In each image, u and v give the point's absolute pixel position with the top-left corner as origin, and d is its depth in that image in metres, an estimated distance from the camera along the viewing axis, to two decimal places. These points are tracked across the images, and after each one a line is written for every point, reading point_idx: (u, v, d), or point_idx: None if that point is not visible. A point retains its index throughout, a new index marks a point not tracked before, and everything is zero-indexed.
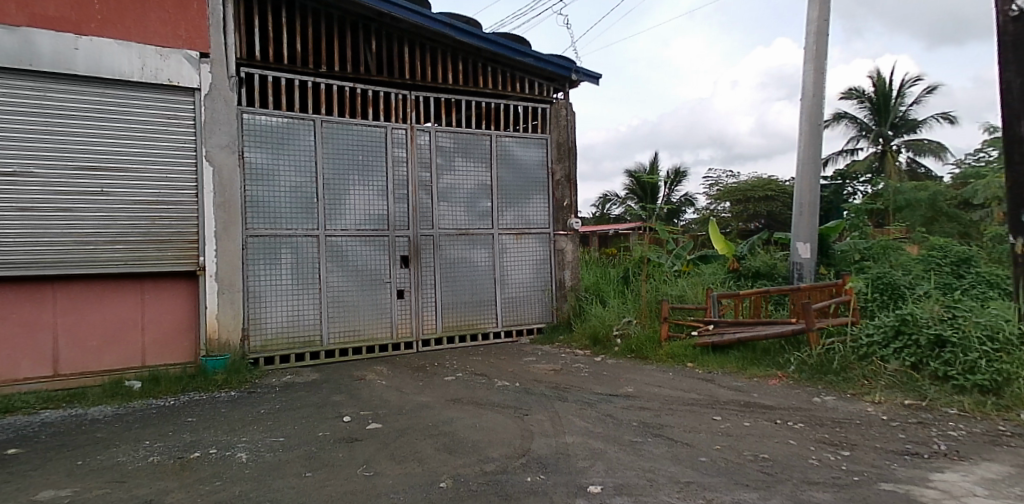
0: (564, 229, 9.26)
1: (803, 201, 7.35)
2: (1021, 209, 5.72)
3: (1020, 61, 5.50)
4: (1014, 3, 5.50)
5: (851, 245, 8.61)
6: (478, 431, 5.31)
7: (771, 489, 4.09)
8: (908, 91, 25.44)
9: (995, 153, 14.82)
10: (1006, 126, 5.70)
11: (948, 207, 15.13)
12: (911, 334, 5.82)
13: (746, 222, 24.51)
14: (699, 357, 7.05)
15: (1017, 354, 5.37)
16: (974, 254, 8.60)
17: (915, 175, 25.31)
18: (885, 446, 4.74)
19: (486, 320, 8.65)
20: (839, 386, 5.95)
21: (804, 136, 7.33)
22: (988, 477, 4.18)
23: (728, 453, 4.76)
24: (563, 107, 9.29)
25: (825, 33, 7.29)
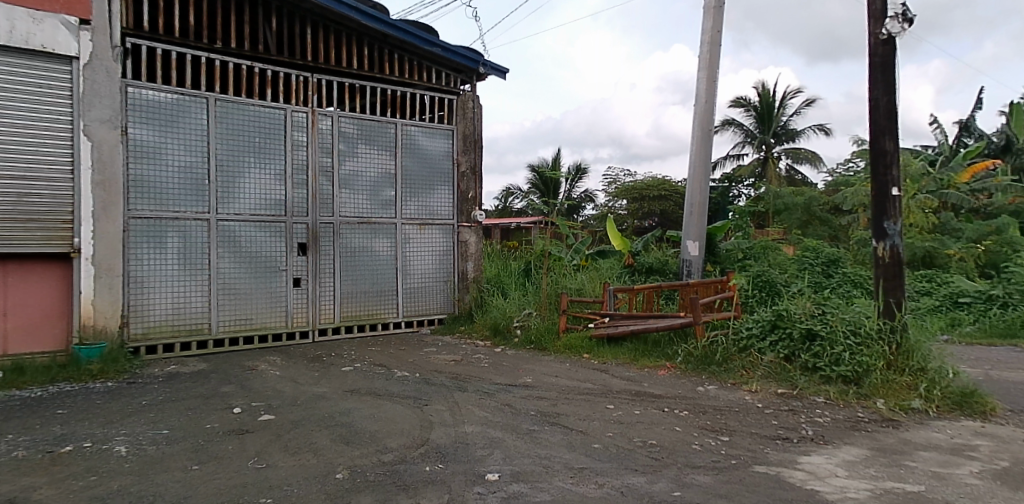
0: (467, 221, 9.26)
1: (693, 202, 7.75)
2: (883, 217, 6.07)
3: (887, 81, 5.94)
4: (884, 27, 5.92)
5: (734, 244, 9.05)
6: (377, 421, 5.25)
7: (658, 473, 4.34)
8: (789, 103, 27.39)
9: (861, 164, 16.27)
10: (870, 140, 6.08)
11: (821, 211, 16.24)
12: (786, 328, 6.30)
13: (641, 220, 25.56)
14: (595, 349, 7.29)
15: (876, 348, 5.83)
16: (841, 256, 9.44)
17: (792, 182, 27.38)
18: (760, 432, 5.15)
19: (386, 310, 8.52)
20: (721, 376, 6.38)
21: (696, 140, 7.75)
22: (847, 460, 4.64)
23: (620, 440, 5.00)
24: (469, 99, 9.28)
25: (718, 44, 7.72)
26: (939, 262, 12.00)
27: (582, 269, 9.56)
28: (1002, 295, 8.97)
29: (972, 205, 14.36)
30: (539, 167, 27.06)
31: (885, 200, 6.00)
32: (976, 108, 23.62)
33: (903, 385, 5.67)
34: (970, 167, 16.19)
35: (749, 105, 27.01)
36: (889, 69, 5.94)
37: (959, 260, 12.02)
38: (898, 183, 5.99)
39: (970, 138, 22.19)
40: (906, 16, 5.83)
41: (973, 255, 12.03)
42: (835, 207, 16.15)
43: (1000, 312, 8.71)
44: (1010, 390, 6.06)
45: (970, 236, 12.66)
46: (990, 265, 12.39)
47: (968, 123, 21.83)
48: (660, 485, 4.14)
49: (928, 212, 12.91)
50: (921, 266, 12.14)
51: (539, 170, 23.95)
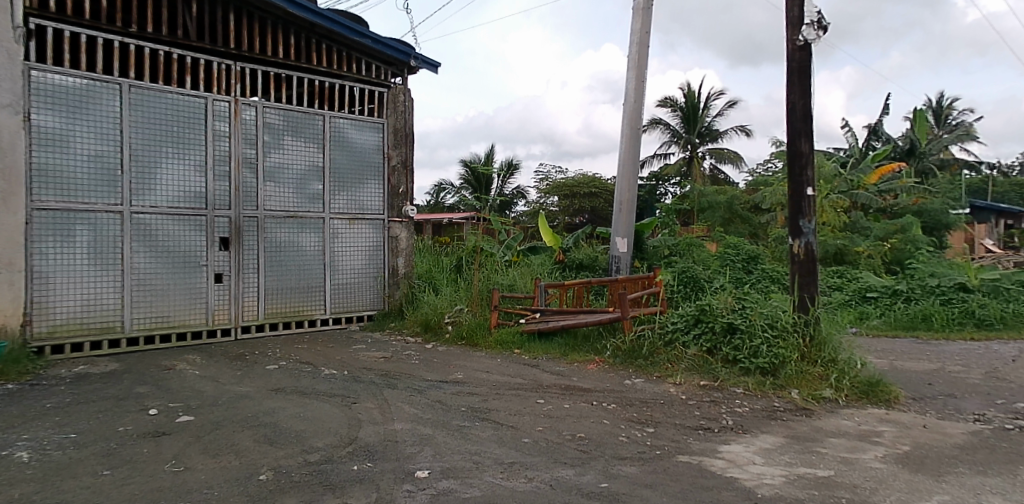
0: (399, 216, 9.10)
1: (622, 199, 7.91)
2: (799, 215, 6.37)
3: (803, 85, 6.23)
4: (801, 34, 6.21)
5: (661, 241, 9.30)
6: (303, 421, 5.12)
7: (586, 466, 4.43)
8: (712, 105, 28.39)
9: (779, 164, 17.05)
10: (787, 141, 6.35)
11: (742, 210, 16.84)
12: (709, 322, 6.52)
13: (573, 216, 25.87)
14: (526, 345, 7.34)
15: (791, 340, 6.14)
16: (760, 252, 9.86)
17: (716, 181, 28.41)
18: (684, 423, 5.36)
19: (314, 307, 8.30)
20: (647, 369, 6.56)
21: (626, 138, 7.90)
22: (763, 448, 4.89)
23: (549, 434, 5.07)
24: (400, 92, 9.12)
25: (646, 45, 7.91)
26: (849, 258, 12.74)
27: (514, 265, 9.59)
28: (905, 291, 9.53)
29: (880, 205, 15.29)
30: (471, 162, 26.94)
31: (801, 199, 6.30)
32: (884, 113, 25.22)
33: (815, 376, 5.99)
34: (877, 169, 17.26)
35: (677, 104, 27.79)
36: (806, 73, 6.24)
37: (867, 257, 12.83)
38: (813, 183, 6.29)
39: (878, 142, 23.70)
40: (821, 23, 6.16)
41: (880, 253, 12.88)
42: (755, 205, 16.84)
43: (904, 305, 9.26)
44: (910, 379, 6.52)
45: (878, 234, 13.46)
46: (896, 262, 13.22)
47: (876, 127, 23.24)
48: (588, 477, 4.23)
49: (840, 212, 13.67)
50: (833, 262, 12.84)
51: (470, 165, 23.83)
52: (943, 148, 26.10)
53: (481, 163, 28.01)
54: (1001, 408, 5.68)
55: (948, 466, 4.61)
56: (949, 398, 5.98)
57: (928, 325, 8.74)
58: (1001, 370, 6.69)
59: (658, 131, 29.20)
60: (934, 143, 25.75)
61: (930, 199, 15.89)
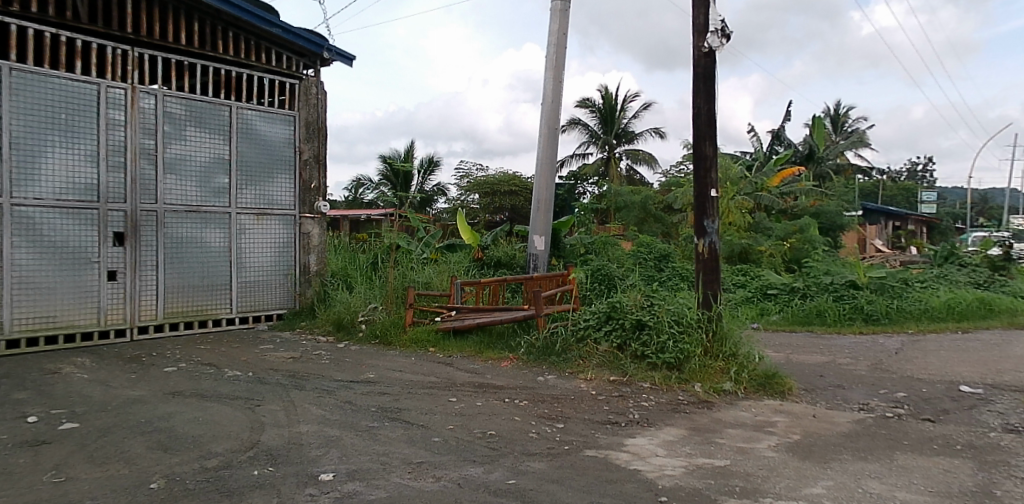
0: (310, 211, 8.88)
1: (539, 198, 7.97)
2: (704, 216, 6.59)
3: (708, 91, 6.45)
4: (706, 41, 6.42)
5: (577, 239, 9.43)
6: (201, 425, 4.91)
7: (495, 463, 4.44)
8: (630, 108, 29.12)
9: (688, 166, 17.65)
10: (693, 144, 6.57)
11: (655, 210, 17.28)
12: (619, 319, 6.67)
13: (492, 214, 25.62)
14: (441, 343, 7.30)
15: (695, 336, 6.36)
16: (671, 251, 10.19)
17: (632, 181, 29.13)
18: (593, 418, 5.46)
19: (219, 306, 7.97)
20: (559, 365, 6.65)
21: (543, 137, 7.98)
22: (667, 440, 5.04)
23: (459, 432, 5.05)
24: (313, 85, 8.90)
25: (563, 45, 8.00)
26: (753, 257, 13.35)
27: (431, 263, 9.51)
28: (801, 287, 10.00)
29: (781, 206, 16.09)
30: (390, 158, 26.43)
31: (705, 200, 6.52)
32: (786, 120, 26.55)
33: (717, 369, 6.23)
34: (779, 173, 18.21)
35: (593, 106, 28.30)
36: (710, 80, 6.47)
37: (768, 256, 13.49)
38: (716, 185, 6.53)
39: (781, 146, 24.92)
40: (724, 32, 6.40)
41: (780, 252, 13.66)
42: (668, 206, 17.35)
43: (800, 301, 9.75)
44: (804, 371, 6.88)
45: (778, 234, 14.13)
46: (793, 260, 13.97)
47: (779, 133, 24.51)
48: (496, 474, 4.24)
49: (744, 212, 14.27)
50: (738, 261, 13.42)
51: (386, 160, 23.31)
52: (839, 154, 27.83)
53: (401, 159, 27.52)
54: (883, 397, 6.09)
55: (833, 453, 4.89)
56: (837, 388, 6.36)
57: (821, 321, 9.25)
58: (885, 362, 7.18)
59: (576, 132, 29.62)
60: (830, 149, 27.41)
61: (826, 203, 16.95)
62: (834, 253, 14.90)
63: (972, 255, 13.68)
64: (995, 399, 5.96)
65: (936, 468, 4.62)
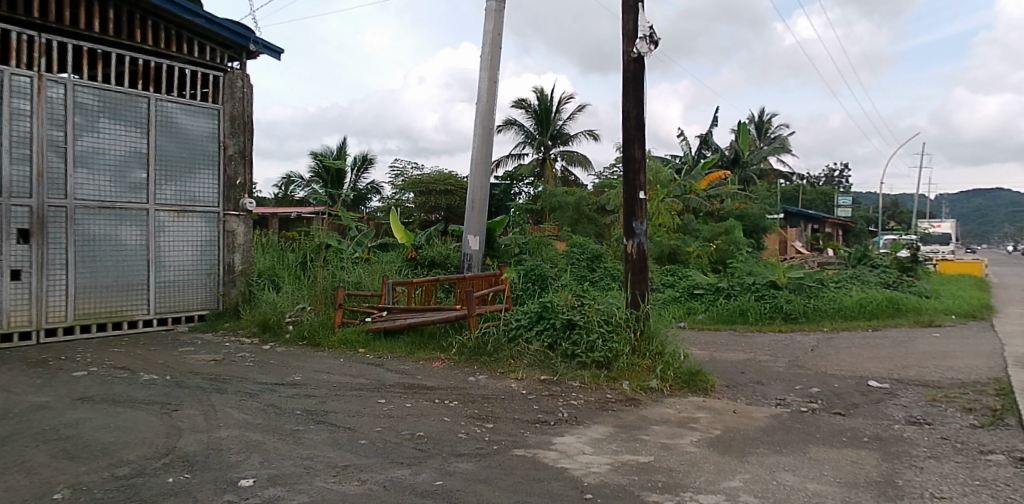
0: (235, 209, 8.60)
1: (474, 198, 7.97)
2: (633, 218, 6.72)
3: (637, 95, 6.59)
4: (635, 47, 6.55)
5: (512, 240, 9.46)
6: (112, 432, 4.67)
7: (422, 464, 4.41)
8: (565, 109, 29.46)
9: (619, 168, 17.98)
10: (623, 147, 6.69)
11: (589, 211, 17.52)
12: (550, 318, 6.74)
13: (428, 213, 25.29)
14: (371, 344, 7.21)
15: (623, 334, 6.49)
16: (603, 252, 10.39)
17: (567, 182, 29.46)
18: (522, 417, 5.49)
19: (135, 307, 7.62)
20: (491, 365, 6.67)
21: (478, 137, 7.97)
22: (594, 437, 5.12)
23: (387, 434, 4.99)
24: (238, 77, 8.65)
25: (498, 46, 8.02)
26: (681, 258, 13.75)
27: (363, 262, 9.38)
28: (725, 287, 10.34)
29: (708, 209, 16.62)
30: (323, 154, 25.76)
31: (634, 202, 6.66)
32: (713, 125, 27.43)
33: (643, 367, 6.37)
34: (707, 176, 18.83)
35: (528, 106, 28.49)
36: (639, 85, 6.61)
37: (696, 256, 13.96)
38: (645, 187, 6.67)
39: (708, 150, 25.76)
40: (653, 38, 6.56)
41: (706, 253, 14.12)
42: (600, 207, 17.62)
43: (725, 301, 10.09)
44: (726, 368, 7.13)
45: (705, 235, 14.57)
46: (718, 261, 14.47)
47: (706, 138, 25.33)
48: (423, 476, 4.21)
49: (673, 214, 14.67)
50: (667, 261, 13.78)
51: (316, 157, 22.65)
52: (763, 159, 28.98)
53: (334, 156, 26.88)
54: (798, 393, 6.37)
55: (751, 447, 5.07)
56: (757, 385, 6.61)
57: (743, 320, 9.60)
58: (802, 359, 7.52)
59: (511, 133, 29.72)
60: (753, 153, 28.54)
61: (750, 206, 17.65)
62: (756, 254, 15.51)
63: (880, 256, 14.52)
64: (900, 393, 6.33)
65: (845, 459, 4.86)
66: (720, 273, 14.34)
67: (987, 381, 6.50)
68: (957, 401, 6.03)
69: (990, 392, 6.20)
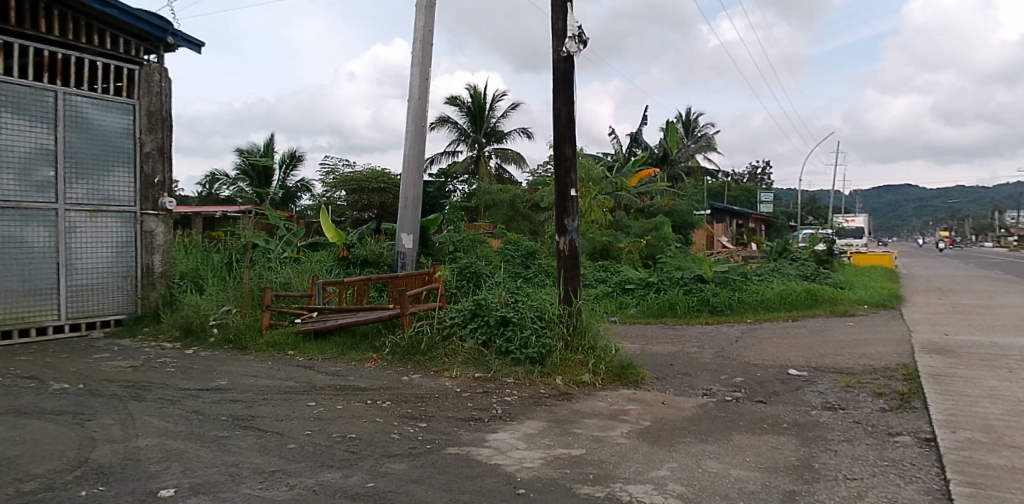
0: (154, 208, 8.21)
1: (407, 196, 7.91)
2: (565, 215, 6.81)
3: (567, 93, 6.67)
4: (565, 46, 6.63)
5: (447, 237, 9.40)
6: (18, 445, 4.40)
7: (353, 467, 4.34)
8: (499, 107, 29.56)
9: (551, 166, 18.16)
10: (554, 145, 6.76)
11: (523, 209, 17.60)
12: (484, 316, 6.76)
13: (360, 212, 24.84)
14: (300, 346, 7.06)
15: (556, 330, 6.57)
16: (537, 249, 10.52)
17: (502, 179, 29.58)
18: (456, 415, 5.48)
19: (45, 312, 7.19)
20: (425, 365, 6.63)
21: (410, 134, 7.90)
22: (527, 433, 5.16)
23: (317, 437, 4.89)
24: (155, 71, 8.23)
25: (429, 43, 7.96)
26: (613, 254, 14.06)
27: (292, 263, 9.17)
28: (655, 282, 10.61)
29: (639, 206, 17.02)
30: (250, 151, 24.90)
31: (566, 200, 6.75)
32: (642, 124, 28.09)
33: (576, 362, 6.47)
34: (637, 174, 19.31)
35: (462, 104, 28.41)
36: (569, 83, 6.69)
37: (627, 252, 14.31)
38: (576, 185, 6.77)
39: (638, 149, 26.39)
40: (581, 39, 6.67)
41: (638, 248, 14.43)
42: (535, 204, 17.75)
43: (654, 295, 10.35)
44: (656, 361, 7.32)
45: (636, 232, 14.89)
46: (649, 256, 14.82)
47: (636, 136, 25.93)
48: (355, 478, 4.14)
49: (606, 211, 15.02)
50: (600, 257, 14.05)
51: (242, 154, 21.86)
52: (690, 157, 29.91)
53: (262, 153, 26.02)
54: (724, 383, 6.61)
55: (679, 436, 5.23)
56: (685, 376, 6.82)
57: (672, 313, 9.87)
58: (727, 350, 7.80)
59: (445, 130, 29.55)
60: (681, 151, 29.40)
61: (678, 202, 18.20)
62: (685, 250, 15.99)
63: (799, 250, 15.25)
64: (817, 380, 6.65)
65: (766, 445, 5.07)
66: (650, 268, 14.70)
67: (895, 367, 6.91)
68: (868, 386, 6.39)
69: (898, 377, 6.59)
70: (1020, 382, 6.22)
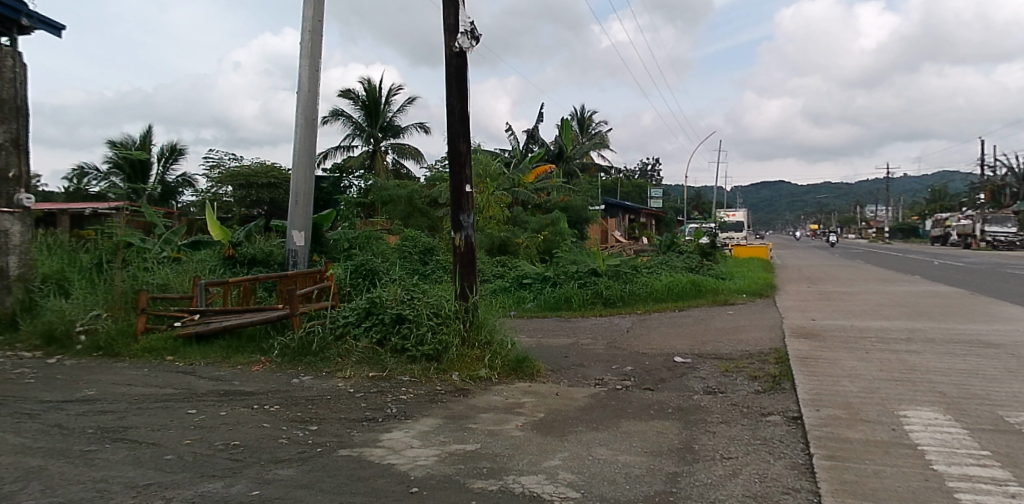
0: (8, 206, 7.52)
1: (298, 192, 7.65)
2: (460, 211, 6.81)
3: (460, 89, 6.67)
4: (457, 42, 6.62)
5: (341, 234, 9.18)
6: None
7: (237, 475, 4.13)
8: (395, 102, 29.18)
9: None
10: (448, 141, 6.74)
11: (420, 204, 17.50)
12: (378, 314, 6.69)
13: (249, 208, 23.75)
14: (181, 352, 6.71)
15: (453, 326, 6.55)
16: (437, 245, 10.56)
17: (399, 175, 29.27)
18: (348, 416, 5.36)
19: None
20: (317, 366, 6.46)
21: (300, 128, 7.64)
22: (422, 431, 5.13)
23: (197, 446, 4.63)
24: (7, 55, 7.51)
25: (319, 34, 7.72)
26: (510, 249, 14.24)
27: (170, 262, 8.77)
28: (551, 276, 10.83)
29: (535, 201, 17.34)
30: (125, 144, 23.12)
31: (460, 196, 6.75)
32: (540, 120, 28.58)
33: (473, 357, 6.48)
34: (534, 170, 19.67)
35: (358, 98, 27.75)
36: (462, 79, 6.69)
37: (525, 247, 14.52)
38: (471, 181, 6.79)
39: (535, 145, 26.83)
40: (473, 34, 6.68)
41: (535, 243, 14.66)
42: (433, 200, 17.64)
43: (551, 289, 10.58)
44: (551, 353, 7.47)
45: (534, 227, 15.24)
46: (546, 251, 15.10)
47: (533, 133, 26.39)
48: (238, 487, 3.95)
49: (504, 206, 15.27)
50: (498, 252, 14.23)
51: (114, 146, 20.28)
52: (586, 154, 30.80)
53: (138, 146, 24.26)
54: (615, 372, 6.85)
55: (571, 426, 5.36)
56: (578, 367, 7.01)
57: (568, 306, 10.11)
58: (619, 340, 8.10)
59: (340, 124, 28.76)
60: (578, 147, 30.13)
61: (573, 198, 18.72)
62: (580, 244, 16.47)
63: (686, 243, 16.08)
64: (699, 366, 7.03)
65: (652, 430, 5.29)
66: (547, 263, 14.99)
67: (769, 351, 7.42)
68: (745, 370, 6.82)
69: (771, 361, 7.08)
70: (873, 361, 6.86)
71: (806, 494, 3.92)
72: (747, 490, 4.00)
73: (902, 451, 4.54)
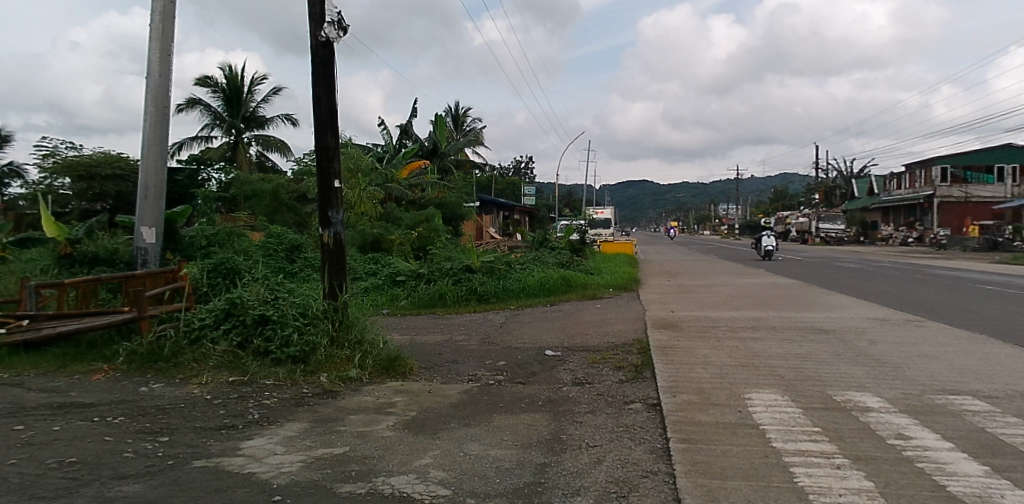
0: None
1: (147, 185, 7.07)
2: (328, 207, 6.60)
3: (327, 81, 6.45)
4: (324, 32, 6.39)
5: (198, 231, 8.57)
6: None
7: (73, 495, 3.74)
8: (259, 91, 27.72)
9: None
10: (315, 134, 6.48)
11: (287, 199, 16.76)
12: (239, 315, 6.29)
13: (90, 202, 21.52)
14: (5, 362, 6.05)
15: (320, 326, 6.33)
16: (304, 242, 10.19)
17: (264, 168, 27.83)
18: (204, 425, 5.03)
19: None
20: (169, 372, 6.04)
21: (149, 116, 7.05)
22: (287, 436, 4.91)
23: (24, 466, 4.13)
24: None
25: (171, 15, 7.15)
26: (384, 245, 13.96)
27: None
28: (426, 273, 10.78)
29: (409, 197, 17.33)
30: None
31: (329, 191, 6.53)
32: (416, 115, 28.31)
33: (342, 358, 6.30)
34: (409, 165, 19.56)
35: (218, 86, 26.06)
36: (330, 71, 6.47)
37: (399, 244, 14.20)
38: (340, 176, 6.59)
39: (408, 141, 26.41)
40: (342, 25, 6.48)
41: (410, 240, 14.51)
42: (301, 194, 17.02)
43: (425, 285, 10.51)
44: (424, 351, 7.43)
45: (408, 224, 15.11)
46: (420, 247, 14.96)
47: (405, 127, 25.94)
48: None
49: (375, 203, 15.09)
50: (371, 248, 13.94)
51: None
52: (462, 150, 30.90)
53: None
54: (487, 368, 6.93)
55: (442, 424, 5.35)
56: (451, 364, 7.03)
57: (442, 303, 10.10)
58: (491, 335, 8.22)
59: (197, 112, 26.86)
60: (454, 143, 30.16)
61: (448, 194, 18.77)
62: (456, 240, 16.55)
63: (558, 239, 16.57)
64: (568, 358, 7.29)
65: (522, 423, 5.41)
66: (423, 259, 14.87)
67: (631, 342, 7.84)
68: (610, 361, 7.15)
69: (634, 351, 7.48)
70: (724, 348, 7.43)
71: (663, 476, 4.18)
72: (610, 476, 4.19)
73: (747, 430, 4.95)
